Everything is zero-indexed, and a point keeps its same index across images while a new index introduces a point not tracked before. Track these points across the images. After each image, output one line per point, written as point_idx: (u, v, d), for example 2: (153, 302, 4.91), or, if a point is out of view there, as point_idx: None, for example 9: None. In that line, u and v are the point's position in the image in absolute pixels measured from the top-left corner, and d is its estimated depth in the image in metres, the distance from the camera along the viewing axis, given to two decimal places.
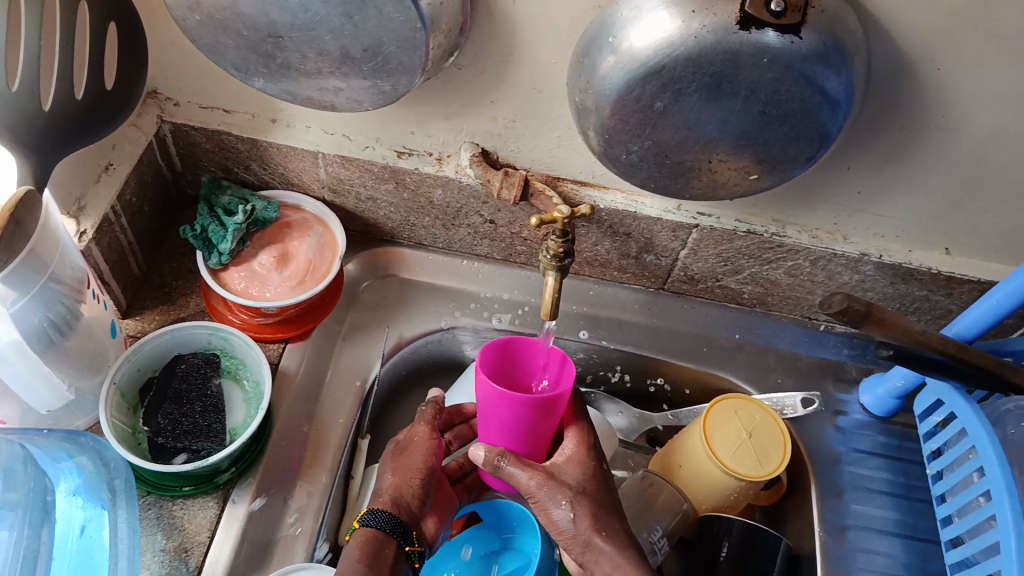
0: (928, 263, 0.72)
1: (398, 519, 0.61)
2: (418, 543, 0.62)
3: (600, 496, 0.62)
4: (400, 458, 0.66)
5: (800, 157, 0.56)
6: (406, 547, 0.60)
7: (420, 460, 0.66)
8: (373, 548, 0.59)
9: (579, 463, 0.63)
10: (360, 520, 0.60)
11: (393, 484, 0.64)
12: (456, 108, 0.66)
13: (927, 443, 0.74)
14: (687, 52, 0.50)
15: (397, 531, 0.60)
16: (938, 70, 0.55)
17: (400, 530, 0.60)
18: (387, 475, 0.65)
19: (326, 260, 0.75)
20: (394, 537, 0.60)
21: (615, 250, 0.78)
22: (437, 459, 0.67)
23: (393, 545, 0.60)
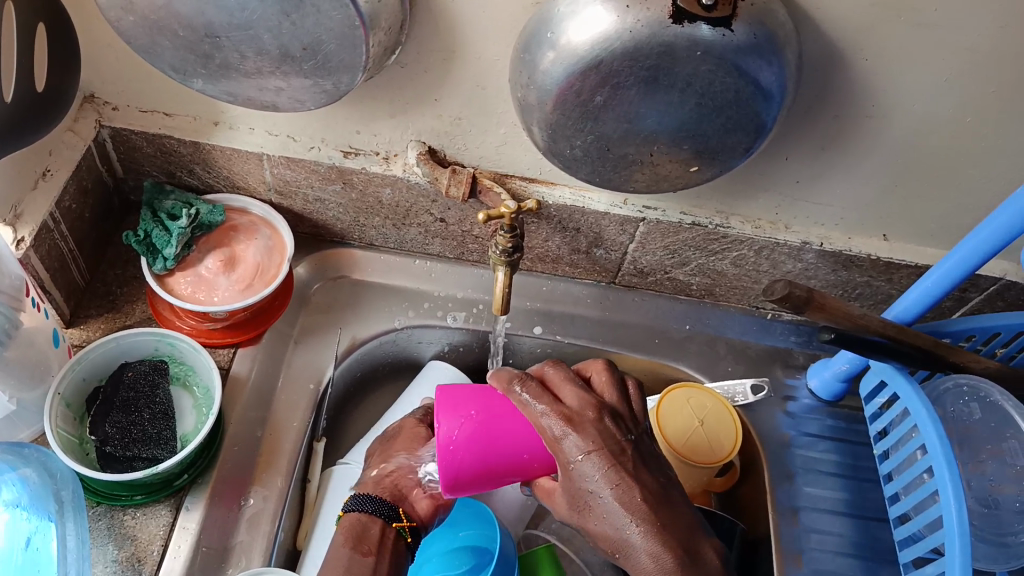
0: (867, 249, 0.74)
1: (383, 498, 0.63)
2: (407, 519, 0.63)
3: (626, 479, 0.55)
4: (385, 448, 0.70)
5: (738, 148, 0.58)
6: (394, 524, 0.62)
7: (406, 449, 0.69)
8: (356, 529, 0.61)
9: (595, 450, 0.55)
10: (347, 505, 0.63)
11: (379, 470, 0.67)
12: (401, 106, 0.66)
13: (872, 425, 0.76)
14: (623, 46, 0.51)
15: (383, 511, 0.62)
16: (866, 60, 0.56)
17: (384, 509, 0.62)
18: (376, 465, 0.68)
19: (275, 262, 0.74)
20: (379, 517, 0.62)
21: (565, 245, 0.79)
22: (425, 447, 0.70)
23: (377, 525, 0.62)
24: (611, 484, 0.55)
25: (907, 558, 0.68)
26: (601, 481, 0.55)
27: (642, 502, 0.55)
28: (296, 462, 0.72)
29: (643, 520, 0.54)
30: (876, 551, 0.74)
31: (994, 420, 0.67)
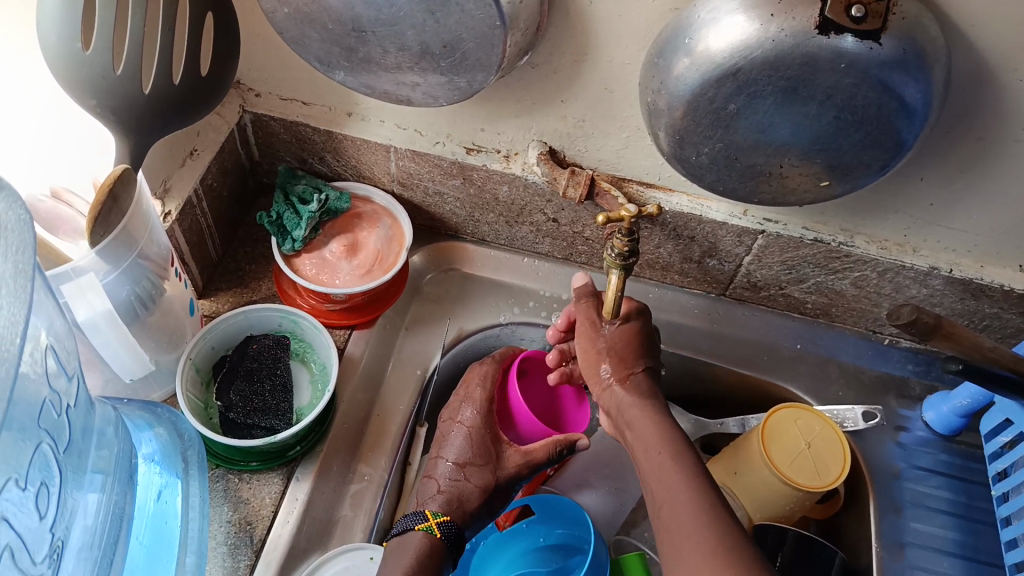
0: (1001, 280, 0.70)
1: (455, 525, 0.69)
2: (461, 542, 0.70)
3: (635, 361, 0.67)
4: (471, 478, 0.71)
5: (873, 165, 0.56)
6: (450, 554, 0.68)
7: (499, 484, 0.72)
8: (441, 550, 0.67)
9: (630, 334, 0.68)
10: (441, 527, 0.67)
11: (465, 493, 0.71)
12: (527, 106, 0.67)
13: (992, 464, 0.73)
14: (764, 55, 0.51)
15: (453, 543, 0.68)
16: (1020, 82, 0.54)
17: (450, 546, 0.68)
18: (469, 486, 0.71)
19: (394, 251, 0.77)
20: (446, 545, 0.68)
21: (677, 254, 0.79)
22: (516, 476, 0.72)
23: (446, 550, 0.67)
24: (643, 357, 0.68)
25: None
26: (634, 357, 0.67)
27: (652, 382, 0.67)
28: (400, 444, 0.75)
29: (642, 390, 0.66)
30: None
31: None
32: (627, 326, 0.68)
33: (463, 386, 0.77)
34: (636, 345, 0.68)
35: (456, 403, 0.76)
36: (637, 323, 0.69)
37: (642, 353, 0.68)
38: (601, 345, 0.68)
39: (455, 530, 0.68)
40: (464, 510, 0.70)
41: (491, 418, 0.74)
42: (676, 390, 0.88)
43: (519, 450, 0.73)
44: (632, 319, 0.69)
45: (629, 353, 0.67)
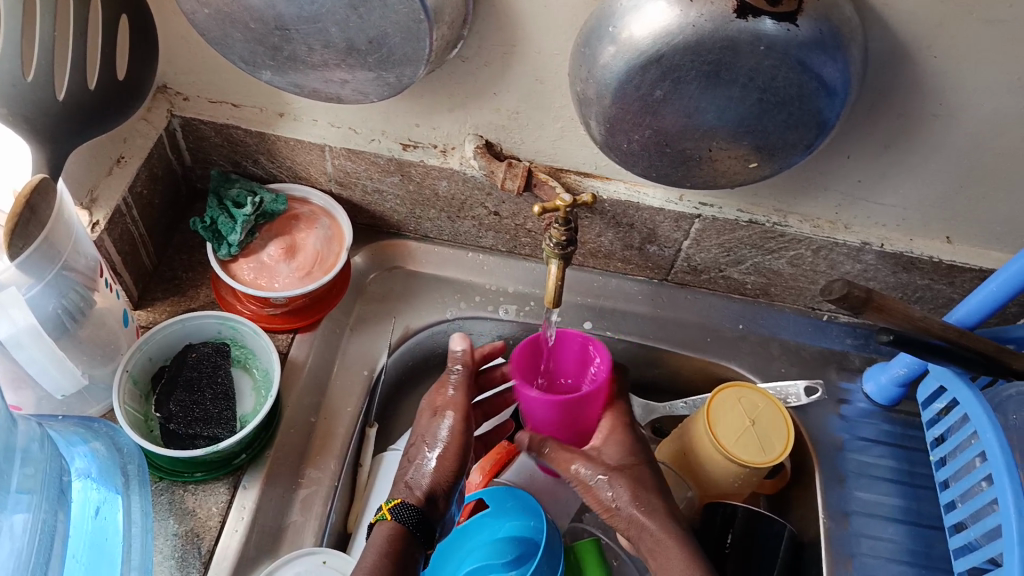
0: (929, 252, 0.72)
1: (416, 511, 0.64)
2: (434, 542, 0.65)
3: (635, 469, 0.67)
4: (437, 449, 0.68)
5: (799, 145, 0.57)
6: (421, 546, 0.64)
7: (449, 454, 0.68)
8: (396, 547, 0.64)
9: (616, 444, 0.69)
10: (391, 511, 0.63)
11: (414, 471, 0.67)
12: (460, 100, 0.67)
13: (929, 430, 0.75)
14: (685, 40, 0.51)
15: (419, 531, 0.63)
16: (935, 58, 0.55)
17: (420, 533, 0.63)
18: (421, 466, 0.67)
19: (334, 251, 0.76)
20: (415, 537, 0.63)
21: (618, 241, 0.79)
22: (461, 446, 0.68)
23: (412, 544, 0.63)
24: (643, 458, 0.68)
25: (964, 567, 0.66)
26: (623, 458, 0.68)
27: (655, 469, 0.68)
28: (349, 445, 0.74)
29: (627, 472, 0.67)
30: (931, 561, 0.72)
31: None
32: (615, 424, 0.70)
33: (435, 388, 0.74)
34: (630, 445, 0.69)
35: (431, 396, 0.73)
36: (631, 430, 0.70)
37: (639, 456, 0.68)
38: (588, 456, 0.68)
39: (414, 513, 0.64)
40: (446, 478, 0.67)
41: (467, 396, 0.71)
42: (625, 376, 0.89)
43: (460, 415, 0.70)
44: (616, 423, 0.70)
45: (622, 457, 0.68)
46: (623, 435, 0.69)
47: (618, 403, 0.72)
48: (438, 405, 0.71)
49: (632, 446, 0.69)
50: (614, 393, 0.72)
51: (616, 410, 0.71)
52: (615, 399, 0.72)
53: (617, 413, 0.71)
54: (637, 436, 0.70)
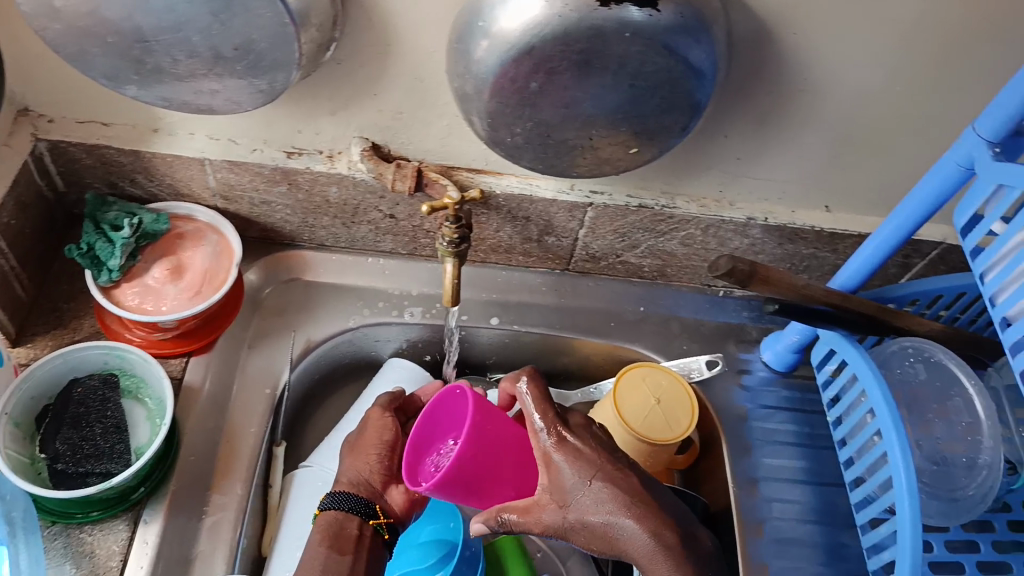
0: (811, 222, 0.76)
1: (357, 495, 0.64)
2: (383, 517, 0.65)
3: (610, 485, 0.58)
4: (357, 440, 0.68)
5: (675, 128, 0.59)
6: (370, 520, 0.64)
7: (378, 440, 0.68)
8: (334, 529, 0.63)
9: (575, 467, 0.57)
10: (321, 504, 0.64)
11: (349, 467, 0.67)
12: (341, 103, 0.65)
13: (824, 392, 0.78)
14: (554, 31, 0.52)
15: (359, 507, 0.64)
16: (796, 35, 0.57)
17: (360, 507, 0.64)
18: (348, 459, 0.67)
19: (223, 267, 0.73)
20: (356, 515, 0.64)
21: (516, 235, 0.80)
22: (393, 436, 0.68)
23: (354, 522, 0.63)
24: (608, 471, 0.58)
25: (863, 518, 0.69)
26: (582, 476, 0.57)
27: (617, 472, 0.59)
28: (255, 466, 0.72)
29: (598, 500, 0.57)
30: (834, 518, 0.76)
31: (939, 379, 0.72)
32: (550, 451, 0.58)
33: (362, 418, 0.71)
34: (580, 461, 0.58)
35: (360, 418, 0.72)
36: (579, 444, 0.58)
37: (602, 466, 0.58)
38: (550, 499, 0.58)
39: (347, 497, 0.64)
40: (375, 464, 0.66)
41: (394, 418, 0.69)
42: (536, 368, 0.90)
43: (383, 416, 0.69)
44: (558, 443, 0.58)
45: (583, 475, 0.57)
46: (572, 457, 0.58)
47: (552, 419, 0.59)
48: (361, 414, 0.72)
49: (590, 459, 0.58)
50: (540, 407, 0.59)
51: (550, 428, 0.58)
52: (542, 408, 0.59)
53: (555, 434, 0.58)
54: (590, 444, 0.59)
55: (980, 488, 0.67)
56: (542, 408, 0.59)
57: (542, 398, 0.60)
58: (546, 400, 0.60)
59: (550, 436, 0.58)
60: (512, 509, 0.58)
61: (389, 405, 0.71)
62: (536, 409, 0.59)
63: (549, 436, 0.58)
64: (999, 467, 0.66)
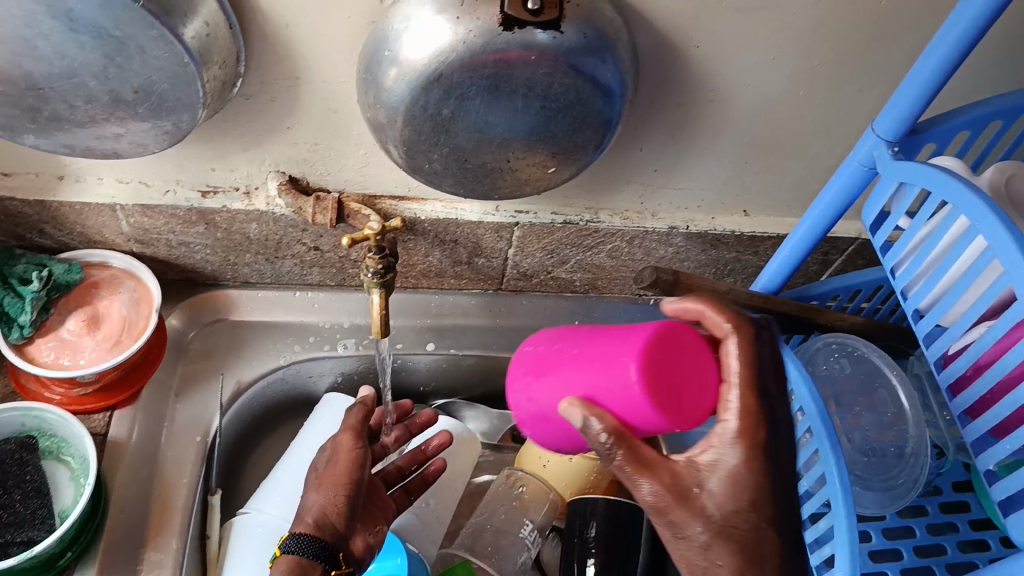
0: (731, 227, 0.78)
1: (320, 540, 0.62)
2: (344, 563, 0.63)
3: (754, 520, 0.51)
4: (326, 472, 0.68)
5: (589, 145, 0.60)
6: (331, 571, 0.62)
7: (345, 474, 0.67)
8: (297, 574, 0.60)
9: (731, 482, 0.51)
10: (282, 545, 0.62)
11: (317, 502, 0.65)
12: (253, 138, 0.64)
13: None
14: (460, 59, 0.51)
15: (322, 555, 0.61)
16: (698, 48, 0.59)
17: (324, 554, 0.61)
18: (314, 492, 0.66)
19: (142, 314, 0.71)
20: (319, 563, 0.61)
21: (446, 259, 0.79)
22: (361, 467, 0.69)
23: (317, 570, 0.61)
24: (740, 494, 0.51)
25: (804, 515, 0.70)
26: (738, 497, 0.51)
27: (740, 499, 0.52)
28: (191, 518, 0.69)
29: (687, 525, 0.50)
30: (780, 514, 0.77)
31: (863, 372, 0.74)
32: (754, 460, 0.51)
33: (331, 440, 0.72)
34: (750, 477, 0.51)
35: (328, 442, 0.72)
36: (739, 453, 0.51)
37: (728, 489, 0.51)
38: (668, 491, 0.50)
39: (308, 541, 0.61)
40: (342, 498, 0.66)
41: (364, 448, 0.70)
42: (477, 390, 0.90)
43: (353, 440, 0.70)
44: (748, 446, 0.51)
45: (730, 498, 0.51)
46: (741, 466, 0.51)
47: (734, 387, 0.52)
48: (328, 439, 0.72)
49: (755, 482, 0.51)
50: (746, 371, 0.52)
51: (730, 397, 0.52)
52: (749, 380, 0.52)
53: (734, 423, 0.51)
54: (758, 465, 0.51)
55: (910, 475, 0.69)
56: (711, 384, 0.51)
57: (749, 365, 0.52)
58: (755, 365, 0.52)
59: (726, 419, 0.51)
60: (629, 461, 0.49)
61: (360, 433, 0.71)
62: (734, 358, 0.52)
63: (735, 415, 0.51)
64: (926, 455, 0.68)
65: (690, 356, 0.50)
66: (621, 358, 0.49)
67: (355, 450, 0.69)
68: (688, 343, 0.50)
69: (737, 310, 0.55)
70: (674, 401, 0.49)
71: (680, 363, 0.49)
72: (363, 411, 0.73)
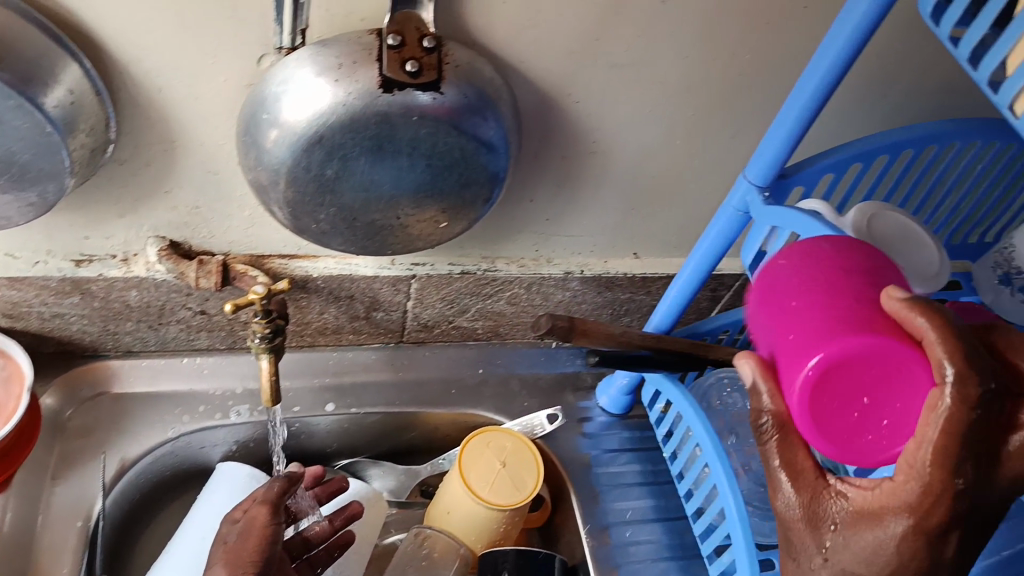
0: (623, 269, 0.80)
1: None
2: None
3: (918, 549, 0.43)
4: (235, 547, 0.62)
5: (479, 199, 0.60)
6: None
7: (255, 547, 0.61)
8: None
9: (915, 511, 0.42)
10: None
11: None
12: (129, 204, 0.61)
13: (658, 430, 0.81)
14: (340, 121, 0.51)
15: None
16: (578, 103, 0.61)
17: None
18: (218, 568, 0.60)
19: (12, 395, 0.66)
20: None
21: (342, 315, 0.77)
22: (274, 542, 0.63)
23: None
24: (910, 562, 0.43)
25: (708, 549, 0.71)
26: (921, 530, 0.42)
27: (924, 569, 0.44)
28: None
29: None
30: (686, 549, 0.79)
31: None
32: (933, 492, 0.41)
33: (241, 508, 0.66)
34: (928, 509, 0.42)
35: (237, 511, 0.66)
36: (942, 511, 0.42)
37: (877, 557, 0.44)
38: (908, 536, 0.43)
39: None
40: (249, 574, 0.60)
41: (279, 520, 0.64)
42: (382, 446, 0.87)
43: (266, 511, 0.64)
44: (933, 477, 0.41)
45: (861, 564, 0.45)
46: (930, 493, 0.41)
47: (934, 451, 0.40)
48: (238, 510, 0.66)
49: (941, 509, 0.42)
50: (946, 435, 0.40)
51: (920, 459, 0.41)
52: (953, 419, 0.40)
53: (921, 485, 0.41)
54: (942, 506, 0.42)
55: None
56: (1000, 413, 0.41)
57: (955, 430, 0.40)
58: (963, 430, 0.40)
59: (910, 480, 0.42)
60: (779, 484, 0.48)
61: (277, 504, 0.65)
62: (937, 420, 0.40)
63: (929, 474, 0.41)
64: None
65: (878, 383, 0.43)
66: (869, 367, 0.43)
67: (265, 518, 0.64)
68: (908, 369, 0.42)
69: (968, 359, 0.40)
70: (868, 419, 0.44)
71: (867, 388, 0.43)
72: (284, 483, 0.67)
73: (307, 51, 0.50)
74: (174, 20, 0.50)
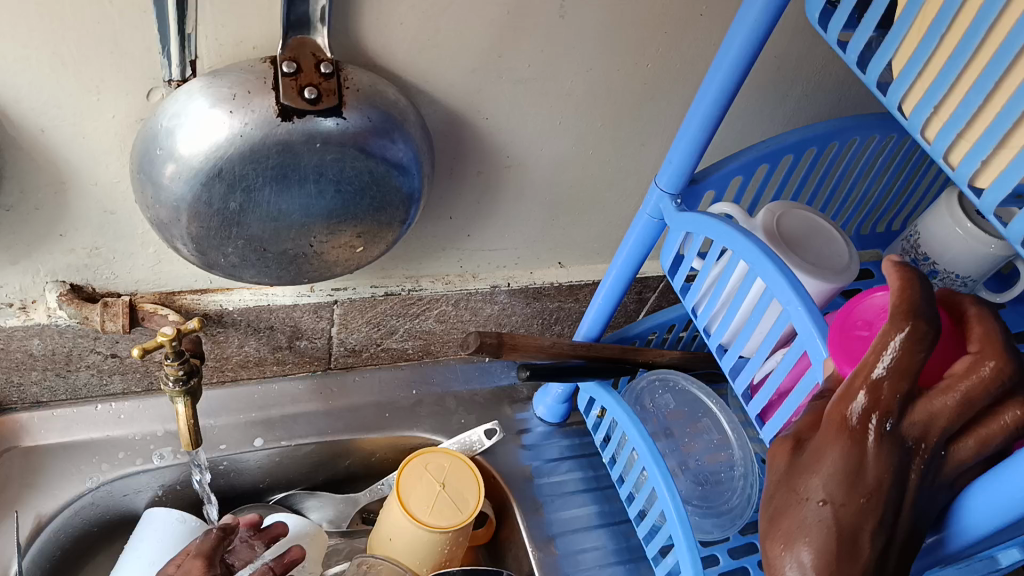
0: (549, 279, 0.79)
1: None
2: None
3: (853, 490, 0.38)
4: None
5: (394, 221, 0.59)
6: None
7: None
8: None
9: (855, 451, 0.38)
10: None
11: None
12: (21, 249, 0.58)
13: (595, 436, 0.81)
14: (239, 152, 0.49)
15: None
16: (487, 119, 0.60)
17: None
18: None
19: None
20: None
21: (264, 346, 0.75)
22: None
23: None
24: (846, 550, 0.37)
25: (652, 551, 0.71)
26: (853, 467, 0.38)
27: (850, 550, 0.37)
28: None
29: (837, 550, 0.37)
30: (633, 552, 0.79)
31: (686, 404, 0.78)
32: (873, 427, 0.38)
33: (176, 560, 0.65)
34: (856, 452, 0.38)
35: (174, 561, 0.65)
36: (869, 454, 0.38)
37: (811, 517, 0.39)
38: (830, 489, 0.38)
39: None
40: None
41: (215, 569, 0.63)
42: (319, 476, 0.85)
43: (201, 562, 0.62)
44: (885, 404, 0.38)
45: (828, 494, 0.39)
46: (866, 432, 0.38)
47: (880, 378, 0.38)
48: (173, 563, 0.64)
49: (877, 449, 0.38)
50: (891, 368, 0.38)
51: (857, 385, 0.39)
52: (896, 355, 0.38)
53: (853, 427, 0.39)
54: (880, 452, 0.38)
55: (742, 497, 0.72)
56: (972, 397, 0.37)
57: (905, 370, 0.38)
58: (912, 376, 0.38)
59: (840, 426, 0.39)
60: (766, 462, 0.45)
61: (214, 555, 0.64)
62: (886, 353, 0.38)
63: (860, 409, 0.38)
64: (752, 474, 0.72)
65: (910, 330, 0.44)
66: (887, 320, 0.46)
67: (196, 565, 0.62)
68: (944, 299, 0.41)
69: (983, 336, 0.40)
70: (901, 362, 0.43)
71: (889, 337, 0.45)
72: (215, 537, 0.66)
73: (198, 81, 0.49)
74: (51, 57, 0.47)
